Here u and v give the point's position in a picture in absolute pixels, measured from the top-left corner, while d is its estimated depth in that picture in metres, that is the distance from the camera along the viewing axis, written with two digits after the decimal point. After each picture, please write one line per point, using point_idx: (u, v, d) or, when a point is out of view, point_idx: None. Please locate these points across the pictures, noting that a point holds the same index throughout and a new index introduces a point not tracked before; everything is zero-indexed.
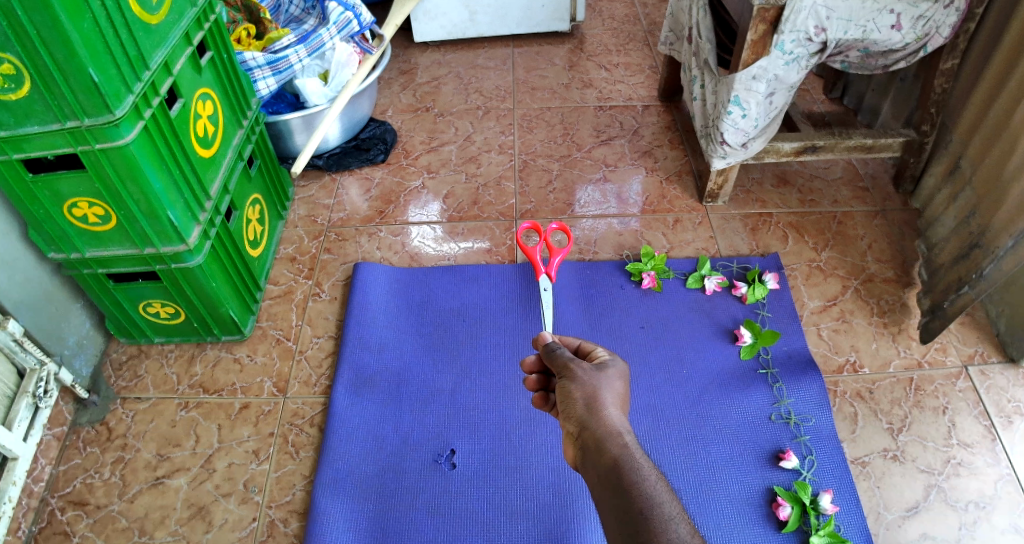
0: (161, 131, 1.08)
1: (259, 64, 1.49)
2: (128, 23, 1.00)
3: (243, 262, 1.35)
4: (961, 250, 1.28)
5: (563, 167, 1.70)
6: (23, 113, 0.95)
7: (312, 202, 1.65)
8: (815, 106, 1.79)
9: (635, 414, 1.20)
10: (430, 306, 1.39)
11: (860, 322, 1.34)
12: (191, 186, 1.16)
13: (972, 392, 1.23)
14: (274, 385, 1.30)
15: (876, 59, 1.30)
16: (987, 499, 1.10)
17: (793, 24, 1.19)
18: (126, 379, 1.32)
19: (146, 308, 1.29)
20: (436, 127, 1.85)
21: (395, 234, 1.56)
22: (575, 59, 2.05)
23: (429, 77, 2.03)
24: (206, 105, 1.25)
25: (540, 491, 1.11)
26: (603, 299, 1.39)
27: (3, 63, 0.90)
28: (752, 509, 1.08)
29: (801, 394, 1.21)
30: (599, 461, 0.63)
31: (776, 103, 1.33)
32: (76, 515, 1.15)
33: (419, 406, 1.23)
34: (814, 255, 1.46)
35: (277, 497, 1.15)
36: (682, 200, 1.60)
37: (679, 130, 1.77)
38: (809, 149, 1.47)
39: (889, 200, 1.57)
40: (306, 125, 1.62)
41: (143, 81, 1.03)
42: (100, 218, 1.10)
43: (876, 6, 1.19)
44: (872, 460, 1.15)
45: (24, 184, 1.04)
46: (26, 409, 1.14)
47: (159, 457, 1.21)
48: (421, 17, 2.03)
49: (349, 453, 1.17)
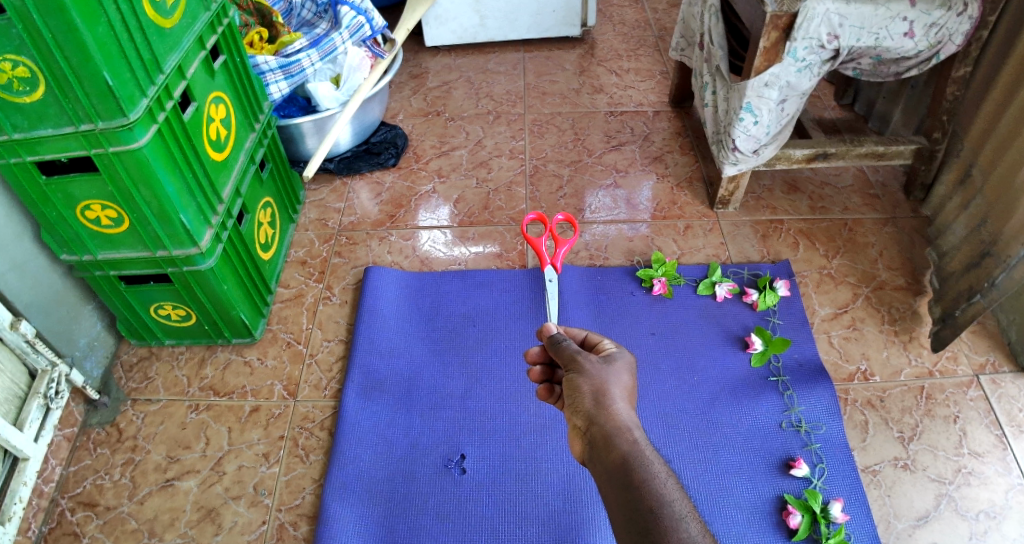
0: (174, 134, 1.09)
1: (270, 68, 1.49)
2: (142, 26, 1.00)
3: (254, 265, 1.35)
4: (973, 257, 1.27)
5: (574, 172, 1.70)
6: (37, 116, 0.96)
7: (323, 206, 1.65)
8: (825, 112, 1.79)
9: (646, 421, 1.20)
10: (441, 311, 1.39)
11: (871, 329, 1.34)
12: (203, 190, 1.17)
13: (983, 400, 1.22)
14: (284, 388, 1.30)
15: (887, 67, 1.31)
16: (998, 509, 1.09)
17: (805, 31, 1.20)
18: (137, 381, 1.33)
19: (157, 310, 1.29)
20: (447, 131, 1.85)
21: (406, 238, 1.56)
22: (586, 64, 2.05)
23: (440, 81, 2.03)
24: (219, 109, 1.25)
25: (550, 498, 1.11)
26: (613, 304, 1.39)
27: (18, 67, 0.90)
28: (763, 517, 1.08)
29: (812, 402, 1.21)
30: (605, 457, 0.63)
31: (788, 110, 1.33)
32: (87, 516, 1.15)
33: (429, 412, 1.23)
34: (824, 262, 1.46)
35: (287, 501, 1.15)
36: (693, 206, 1.60)
37: (690, 136, 1.77)
38: (821, 156, 1.47)
39: (900, 207, 1.56)
40: (317, 129, 1.62)
41: (157, 85, 1.03)
42: (112, 221, 1.10)
43: (888, 13, 1.19)
44: (882, 469, 1.15)
45: (38, 186, 1.05)
46: (37, 410, 1.14)
47: (169, 459, 1.21)
48: (432, 21, 2.04)
49: (359, 457, 1.17)
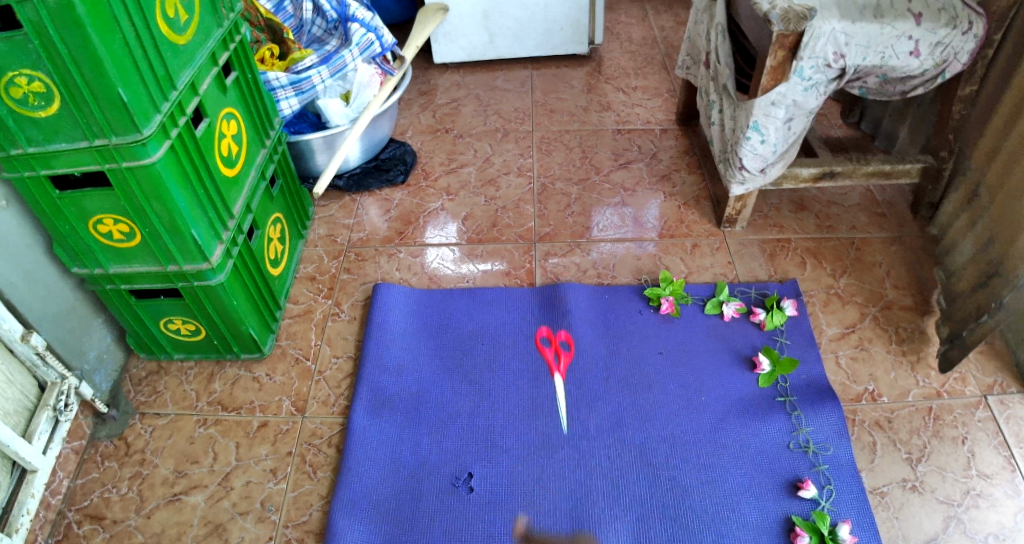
0: (186, 149, 1.10)
1: (282, 84, 1.51)
2: (156, 42, 1.02)
3: (263, 280, 1.36)
4: (980, 277, 1.27)
5: (581, 191, 1.71)
6: (51, 130, 0.97)
7: (332, 222, 1.66)
8: (832, 131, 1.80)
9: (653, 439, 1.20)
10: (449, 328, 1.40)
11: (878, 350, 1.34)
12: (215, 206, 1.18)
13: (990, 422, 1.22)
14: (293, 404, 1.30)
15: (894, 85, 1.32)
16: (1007, 531, 1.09)
17: (813, 50, 1.20)
18: (145, 394, 1.34)
19: (167, 324, 1.30)
20: (456, 148, 1.86)
21: (414, 255, 1.57)
22: (594, 82, 2.06)
23: (449, 98, 2.05)
24: (231, 125, 1.27)
25: (558, 517, 1.11)
26: (621, 323, 1.39)
27: (33, 82, 0.92)
28: (770, 538, 1.08)
29: (820, 423, 1.21)
30: None
31: (794, 128, 1.34)
32: (93, 529, 1.15)
33: (437, 428, 1.24)
34: (832, 281, 1.46)
35: (294, 517, 1.15)
36: (700, 224, 1.60)
37: (697, 153, 1.78)
38: (827, 175, 1.48)
39: (907, 226, 1.56)
40: (327, 145, 1.64)
41: (170, 100, 1.05)
42: (125, 235, 1.11)
43: (895, 32, 1.20)
44: (891, 490, 1.15)
45: (51, 199, 1.06)
46: (46, 422, 1.15)
47: (177, 474, 1.22)
48: (441, 39, 2.06)
49: (367, 474, 1.18)
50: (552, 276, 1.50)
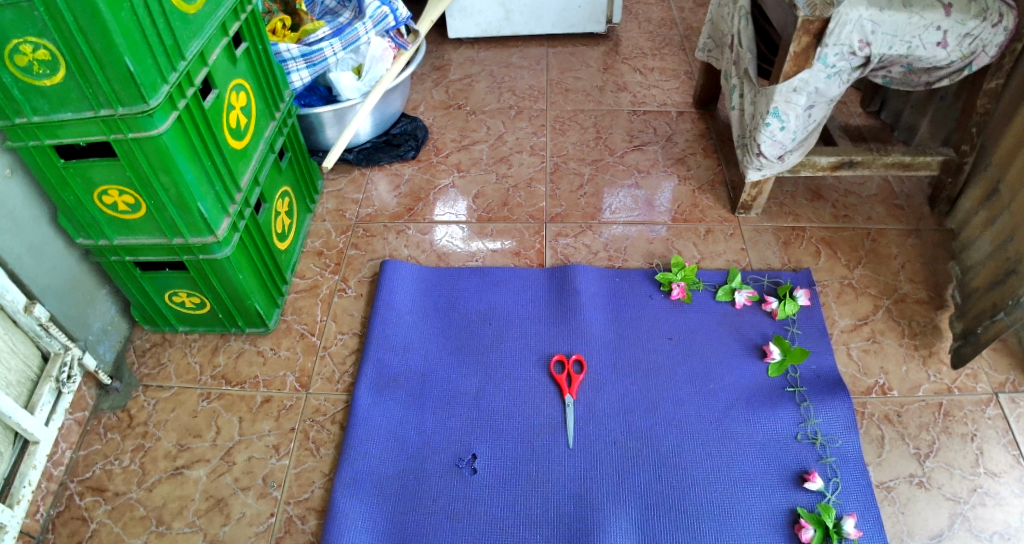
0: (194, 122, 1.07)
1: (293, 56, 1.47)
2: (165, 12, 0.98)
3: (270, 255, 1.34)
4: (996, 274, 1.25)
5: (594, 171, 1.68)
6: (57, 100, 0.94)
7: (341, 196, 1.64)
8: (851, 119, 1.77)
9: (659, 427, 1.19)
10: (456, 308, 1.38)
11: (890, 343, 1.32)
12: (222, 178, 1.15)
13: (1001, 420, 1.21)
14: (297, 380, 1.29)
15: (918, 76, 1.28)
16: (1013, 531, 1.08)
17: (838, 38, 1.17)
18: (149, 366, 1.32)
19: (172, 297, 1.28)
20: (468, 125, 1.83)
21: (423, 232, 1.55)
22: (610, 61, 2.02)
23: (462, 73, 2.01)
24: (239, 96, 1.24)
25: (562, 501, 1.10)
26: (632, 308, 1.37)
27: (39, 50, 0.89)
28: (774, 530, 1.07)
29: (829, 414, 1.19)
30: None
31: (815, 117, 1.31)
32: (95, 501, 1.14)
33: (442, 409, 1.22)
34: (845, 272, 1.44)
35: (296, 494, 1.14)
36: (715, 210, 1.58)
37: (713, 138, 1.75)
38: (846, 164, 1.45)
39: (923, 219, 1.54)
40: (337, 119, 1.61)
41: (178, 72, 1.02)
42: (130, 207, 1.09)
43: (923, 22, 1.17)
44: (897, 485, 1.13)
45: (57, 169, 1.04)
46: (49, 394, 1.14)
47: (180, 447, 1.21)
48: (456, 13, 2.02)
49: (370, 453, 1.16)
50: (563, 257, 1.48)
